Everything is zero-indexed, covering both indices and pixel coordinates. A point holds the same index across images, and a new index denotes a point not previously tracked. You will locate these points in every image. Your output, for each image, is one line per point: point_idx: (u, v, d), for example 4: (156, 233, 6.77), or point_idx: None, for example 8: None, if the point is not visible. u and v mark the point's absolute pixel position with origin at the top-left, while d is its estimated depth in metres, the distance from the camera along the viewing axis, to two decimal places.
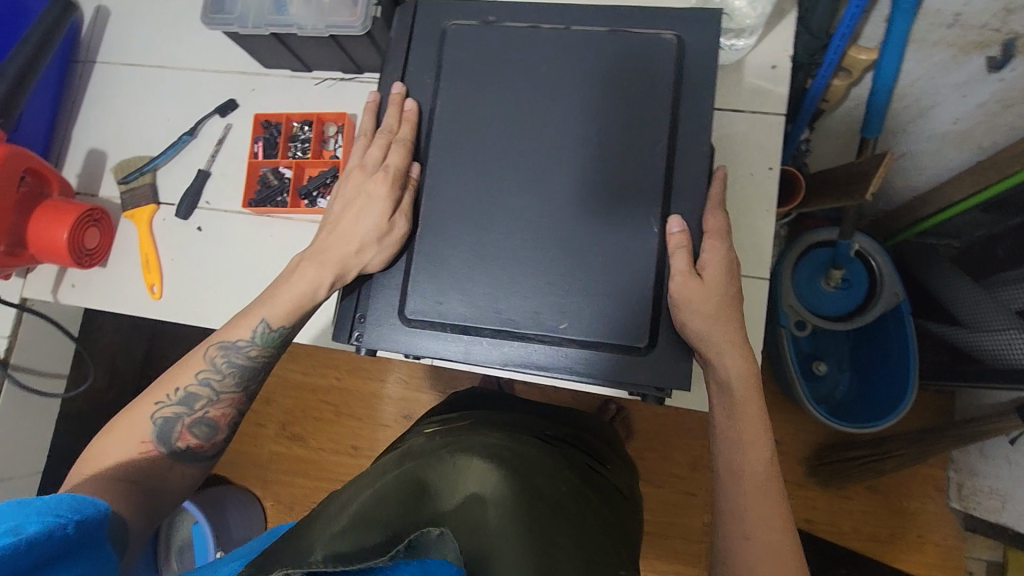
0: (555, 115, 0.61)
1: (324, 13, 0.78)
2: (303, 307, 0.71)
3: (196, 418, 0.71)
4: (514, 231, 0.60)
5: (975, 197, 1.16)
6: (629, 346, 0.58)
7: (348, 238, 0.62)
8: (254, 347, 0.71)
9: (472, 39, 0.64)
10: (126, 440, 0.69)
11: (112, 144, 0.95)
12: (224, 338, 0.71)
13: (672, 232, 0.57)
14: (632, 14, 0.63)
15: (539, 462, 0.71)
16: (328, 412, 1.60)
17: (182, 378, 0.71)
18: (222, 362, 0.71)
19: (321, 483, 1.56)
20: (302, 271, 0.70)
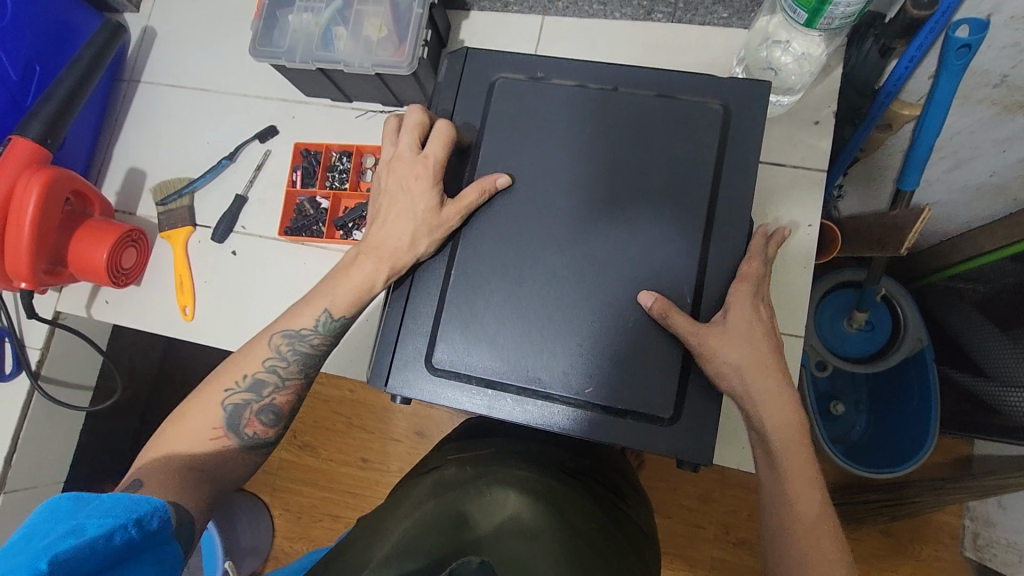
0: (598, 177, 0.62)
1: (371, 51, 0.79)
2: (362, 298, 0.66)
3: (263, 405, 0.68)
4: (546, 290, 0.60)
5: (1009, 248, 1.16)
6: (653, 418, 0.58)
7: (403, 235, 0.61)
8: (317, 336, 0.68)
9: (517, 94, 0.65)
10: (198, 427, 0.66)
11: (153, 163, 0.96)
12: (289, 326, 0.68)
13: (645, 306, 0.57)
14: (682, 76, 0.63)
15: (568, 497, 0.71)
16: (341, 425, 1.61)
17: (250, 364, 0.68)
18: (287, 349, 0.68)
19: (331, 495, 1.56)
20: (362, 265, 0.64)
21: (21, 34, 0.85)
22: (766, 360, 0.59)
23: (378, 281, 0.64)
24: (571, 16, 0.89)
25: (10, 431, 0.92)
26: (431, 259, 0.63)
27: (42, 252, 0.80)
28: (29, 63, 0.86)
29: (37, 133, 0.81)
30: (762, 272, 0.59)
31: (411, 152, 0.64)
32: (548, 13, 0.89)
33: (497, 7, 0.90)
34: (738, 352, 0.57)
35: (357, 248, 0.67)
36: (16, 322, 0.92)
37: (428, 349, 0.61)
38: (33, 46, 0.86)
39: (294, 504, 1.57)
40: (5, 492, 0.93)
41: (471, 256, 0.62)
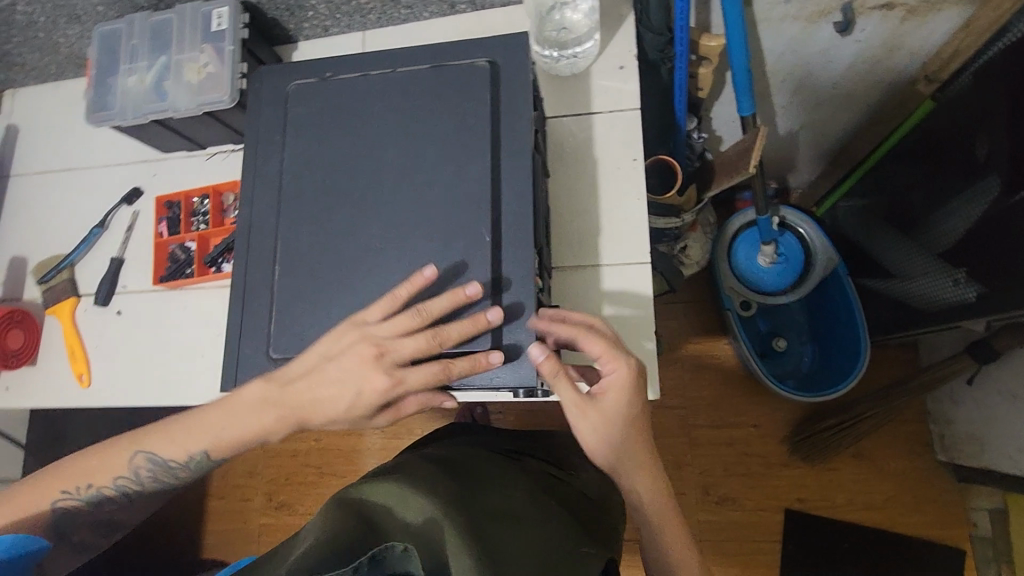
0: (392, 152, 0.67)
1: (196, 93, 0.84)
2: (242, 447, 0.68)
3: (98, 508, 0.74)
4: (364, 264, 0.65)
5: (896, 133, 1.20)
6: (478, 353, 0.62)
7: (321, 407, 0.63)
8: (181, 470, 0.71)
9: (312, 96, 0.70)
10: (19, 513, 0.70)
11: (32, 249, 1.00)
12: (153, 451, 0.70)
13: (540, 358, 0.59)
14: (450, 48, 0.68)
15: (501, 483, 0.69)
16: (312, 476, 1.59)
17: (97, 478, 0.71)
18: (144, 470, 0.71)
19: None
20: (260, 415, 0.64)
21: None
22: (634, 407, 0.65)
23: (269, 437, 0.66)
24: (388, 26, 0.94)
25: None
26: (259, 262, 0.68)
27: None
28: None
29: None
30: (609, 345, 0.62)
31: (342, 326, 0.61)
32: (366, 27, 0.95)
33: (319, 32, 0.95)
34: (598, 409, 0.64)
35: (264, 399, 0.64)
36: None
37: (269, 343, 0.66)
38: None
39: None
40: None
41: (293, 251, 0.67)
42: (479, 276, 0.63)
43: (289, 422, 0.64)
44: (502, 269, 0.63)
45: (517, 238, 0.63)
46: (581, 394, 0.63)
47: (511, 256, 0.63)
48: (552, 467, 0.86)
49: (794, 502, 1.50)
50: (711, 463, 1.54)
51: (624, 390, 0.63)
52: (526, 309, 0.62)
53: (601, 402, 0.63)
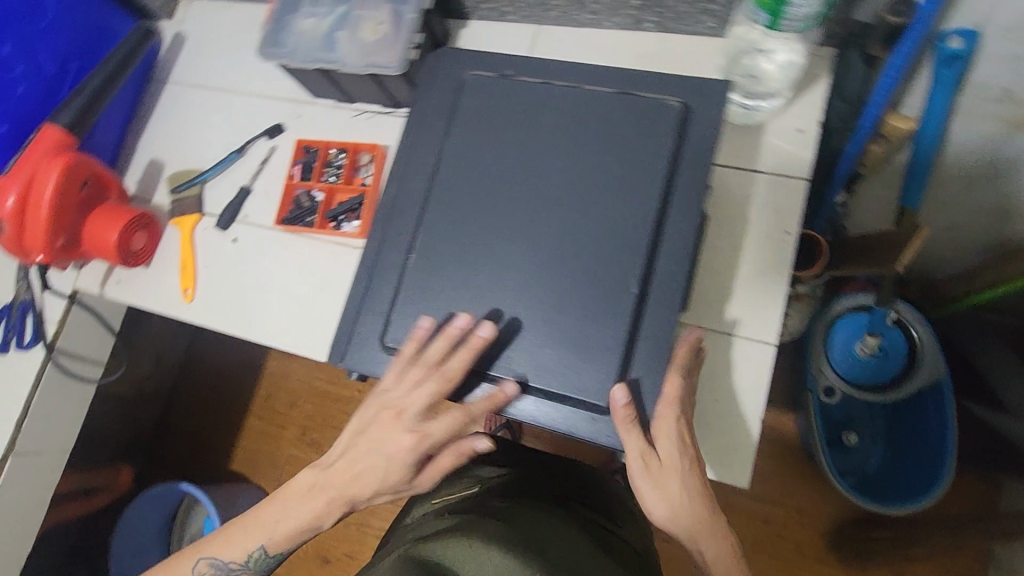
0: (557, 170, 0.63)
1: (365, 53, 0.84)
2: (299, 536, 0.67)
3: None
4: (497, 278, 0.62)
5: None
6: (592, 406, 0.58)
7: (366, 479, 0.63)
8: (245, 570, 0.69)
9: (489, 90, 0.67)
10: None
11: (171, 157, 1.04)
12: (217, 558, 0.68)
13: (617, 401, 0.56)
14: (643, 77, 0.64)
15: (554, 530, 0.75)
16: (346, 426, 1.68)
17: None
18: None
19: None
20: (312, 502, 0.65)
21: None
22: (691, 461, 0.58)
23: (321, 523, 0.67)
24: (564, 26, 0.92)
25: (21, 402, 0.99)
26: (395, 244, 0.66)
27: (61, 210, 0.84)
28: (12, 81, 0.86)
29: (65, 123, 0.89)
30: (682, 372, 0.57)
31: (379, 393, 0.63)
32: (542, 22, 0.92)
33: (494, 16, 0.93)
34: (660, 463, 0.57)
35: (312, 483, 0.65)
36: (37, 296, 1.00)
37: (384, 327, 0.64)
38: (25, 62, 0.87)
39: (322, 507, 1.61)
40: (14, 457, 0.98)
41: (431, 243, 0.65)
42: (618, 325, 0.59)
43: (340, 503, 0.64)
44: (642, 325, 0.59)
45: (666, 296, 0.59)
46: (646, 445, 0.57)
47: (654, 314, 0.59)
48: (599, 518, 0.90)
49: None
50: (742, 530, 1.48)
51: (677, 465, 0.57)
52: (657, 375, 0.58)
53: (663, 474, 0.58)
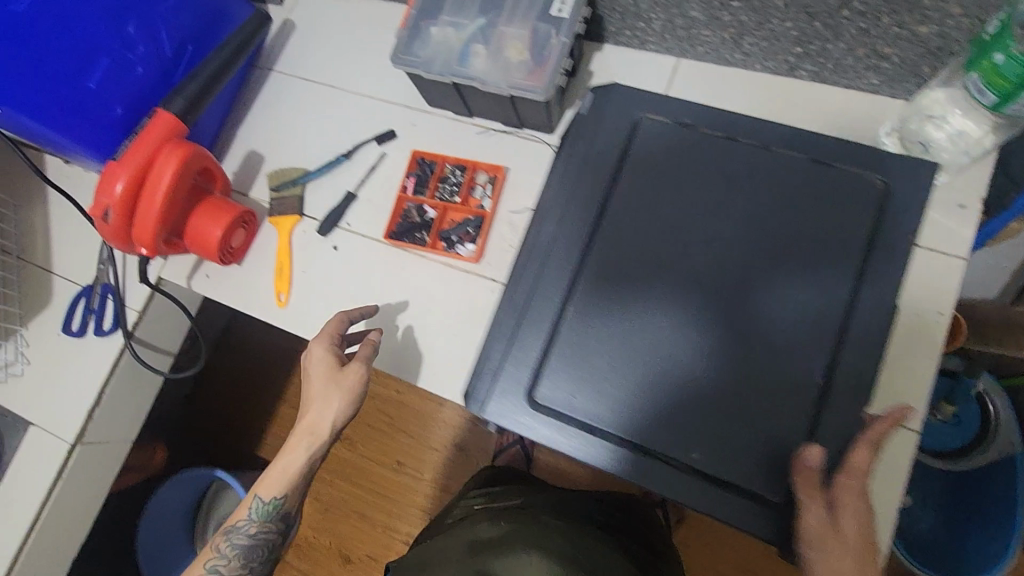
0: (737, 234, 0.59)
1: (509, 74, 0.80)
2: (290, 480, 0.80)
3: None
4: (661, 340, 0.58)
5: None
6: (763, 498, 0.53)
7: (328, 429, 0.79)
8: (253, 525, 0.81)
9: (664, 137, 0.63)
10: None
11: (271, 151, 0.99)
12: (230, 523, 0.81)
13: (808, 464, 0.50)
14: (840, 145, 0.60)
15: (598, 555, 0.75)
16: (383, 423, 1.58)
17: (197, 566, 0.80)
18: (228, 547, 0.80)
19: (364, 492, 1.54)
20: (296, 449, 0.79)
21: (123, 30, 0.80)
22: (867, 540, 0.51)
23: (299, 454, 0.80)
24: (709, 63, 0.87)
25: (95, 390, 0.95)
26: (548, 292, 0.62)
27: (168, 211, 0.80)
28: (131, 62, 0.81)
29: (178, 109, 0.84)
30: (874, 442, 0.51)
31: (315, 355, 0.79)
32: (686, 56, 0.88)
33: (634, 44, 0.89)
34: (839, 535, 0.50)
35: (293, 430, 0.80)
36: (120, 282, 0.98)
37: (532, 380, 0.60)
38: (147, 42, 0.82)
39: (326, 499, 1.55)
40: (82, 446, 0.95)
41: (592, 295, 0.61)
42: (801, 414, 0.54)
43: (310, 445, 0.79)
44: (826, 416, 0.53)
45: (858, 388, 0.53)
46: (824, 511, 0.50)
47: (841, 406, 0.53)
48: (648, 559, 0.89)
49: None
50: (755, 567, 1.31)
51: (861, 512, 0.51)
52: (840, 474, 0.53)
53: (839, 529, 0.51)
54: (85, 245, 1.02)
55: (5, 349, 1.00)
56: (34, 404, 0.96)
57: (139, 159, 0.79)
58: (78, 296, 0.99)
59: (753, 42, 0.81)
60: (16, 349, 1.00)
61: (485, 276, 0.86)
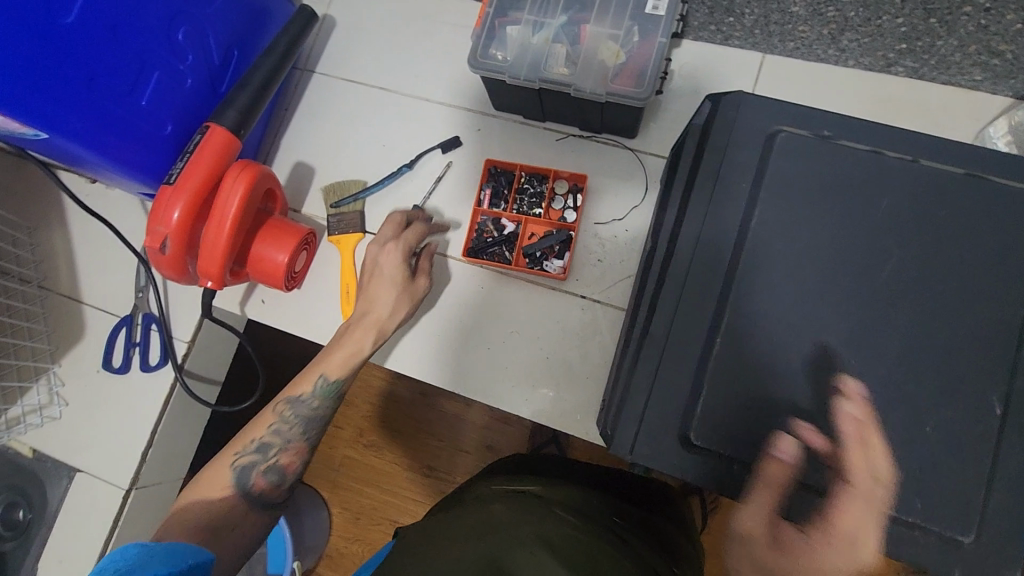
0: (891, 258, 0.56)
1: (606, 79, 0.75)
2: (353, 365, 0.76)
3: (268, 465, 0.71)
4: (825, 373, 0.55)
5: None
6: (949, 536, 0.52)
7: (393, 313, 0.77)
8: (317, 399, 0.74)
9: (806, 153, 0.59)
10: (208, 490, 0.69)
11: (322, 161, 0.92)
12: (291, 393, 0.74)
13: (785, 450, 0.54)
14: (995, 159, 0.57)
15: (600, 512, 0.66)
16: (409, 421, 1.17)
17: (257, 429, 0.73)
18: (291, 413, 0.74)
19: (394, 499, 1.15)
20: (359, 335, 0.76)
21: (174, 38, 0.72)
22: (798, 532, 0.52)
23: (366, 346, 0.76)
24: (796, 58, 0.83)
25: (148, 428, 0.89)
26: (691, 324, 0.58)
27: (232, 251, 0.75)
28: (181, 74, 0.74)
29: (231, 123, 0.76)
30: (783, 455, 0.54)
31: (379, 249, 0.79)
32: (771, 52, 0.83)
33: (717, 39, 0.84)
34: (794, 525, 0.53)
35: (351, 323, 0.77)
36: (164, 310, 0.90)
37: (682, 420, 0.57)
38: (196, 50, 0.75)
39: (357, 506, 1.16)
40: (136, 490, 0.89)
41: (741, 327, 0.57)
42: (976, 451, 0.53)
43: (376, 331, 0.76)
44: (1003, 453, 0.53)
45: None
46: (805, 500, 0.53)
47: (1018, 440, 0.53)
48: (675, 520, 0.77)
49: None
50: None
51: (872, 476, 0.52)
52: (1018, 511, 0.52)
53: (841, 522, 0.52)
54: (117, 271, 0.93)
55: (38, 391, 0.92)
56: (81, 448, 0.90)
57: (190, 199, 0.72)
58: (117, 327, 0.91)
59: (852, 38, 0.76)
60: (50, 390, 0.92)
61: (575, 293, 0.82)
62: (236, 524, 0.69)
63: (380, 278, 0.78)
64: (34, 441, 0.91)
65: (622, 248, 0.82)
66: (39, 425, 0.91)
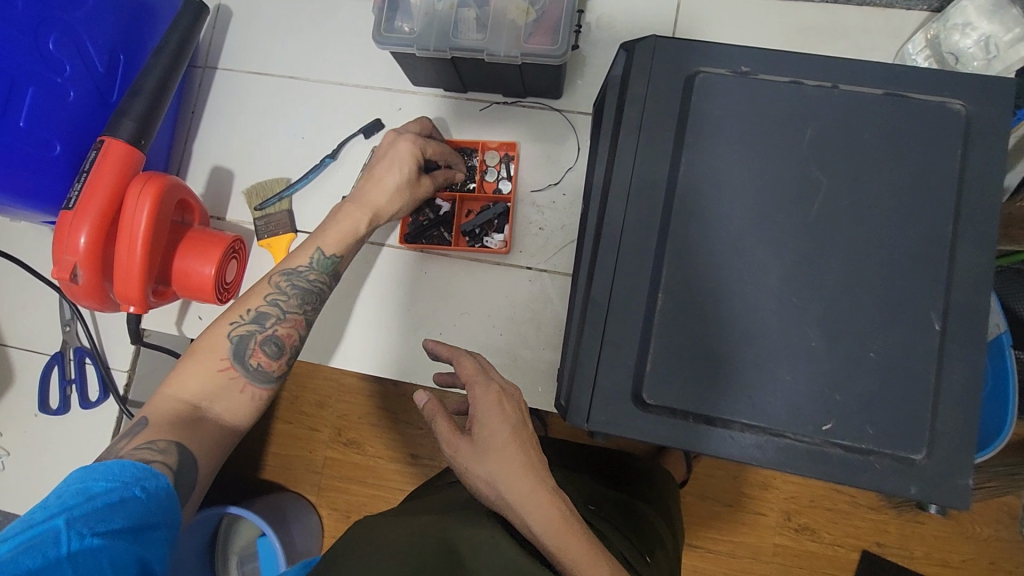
0: (821, 190, 0.56)
1: (519, 39, 0.71)
2: (352, 245, 0.71)
3: (267, 336, 0.63)
4: (767, 313, 0.55)
5: None
6: (903, 456, 0.53)
7: (390, 199, 0.73)
8: (313, 272, 0.68)
9: (725, 92, 0.58)
10: (203, 360, 0.60)
11: (240, 164, 0.87)
12: (286, 265, 0.68)
13: (422, 403, 0.57)
14: (913, 75, 0.56)
15: None
16: (381, 416, 1.15)
17: (250, 301, 0.65)
18: (286, 284, 0.67)
19: (380, 492, 1.13)
20: (352, 214, 0.71)
21: (45, 49, 0.67)
22: (496, 445, 0.53)
23: (360, 226, 0.71)
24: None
25: None
26: (632, 283, 0.56)
27: (151, 271, 0.70)
28: (61, 87, 0.69)
29: (129, 135, 0.71)
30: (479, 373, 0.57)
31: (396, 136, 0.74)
32: None
33: None
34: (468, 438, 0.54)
35: (347, 200, 0.73)
36: (96, 342, 0.86)
37: (635, 381, 0.56)
38: (74, 59, 0.70)
39: (345, 504, 1.14)
40: None
41: (680, 279, 0.56)
42: (920, 370, 0.53)
43: (369, 215, 0.72)
44: (945, 367, 0.53)
45: (969, 333, 0.53)
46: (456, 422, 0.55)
47: (959, 352, 0.53)
48: (635, 488, 0.79)
49: (872, 547, 0.99)
50: (785, 490, 1.02)
51: (500, 387, 0.56)
52: (965, 422, 0.53)
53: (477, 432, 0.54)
54: (37, 309, 0.87)
55: None
56: (36, 494, 0.87)
57: (97, 219, 0.67)
58: (49, 366, 0.85)
59: None
60: None
61: (521, 265, 0.80)
62: (234, 405, 0.60)
63: (387, 162, 0.72)
64: None
65: (563, 213, 0.80)
66: None
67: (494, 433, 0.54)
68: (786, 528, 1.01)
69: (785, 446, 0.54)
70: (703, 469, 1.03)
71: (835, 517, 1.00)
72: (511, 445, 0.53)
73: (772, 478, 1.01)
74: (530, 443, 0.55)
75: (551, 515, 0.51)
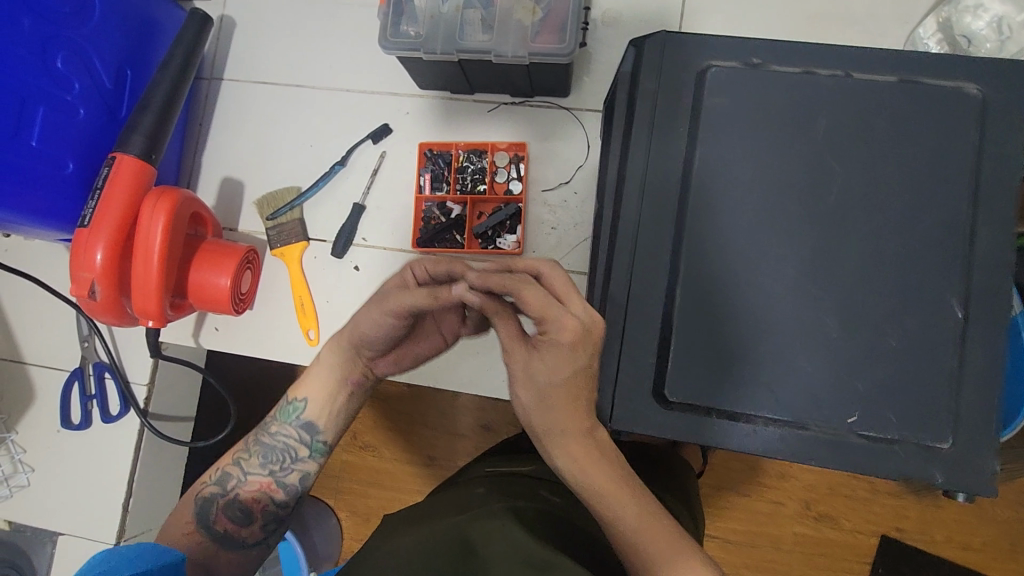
0: (837, 179, 0.55)
1: (525, 39, 0.71)
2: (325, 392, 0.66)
3: (229, 501, 0.64)
4: (787, 306, 0.54)
5: None
6: (927, 445, 0.53)
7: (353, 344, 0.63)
8: (277, 425, 0.66)
9: (736, 84, 0.57)
10: (177, 524, 0.64)
11: (250, 173, 0.87)
12: (261, 422, 0.67)
13: (467, 298, 0.52)
14: (927, 60, 0.56)
15: None
16: (397, 419, 1.15)
17: (222, 459, 0.67)
18: (254, 445, 0.66)
19: (399, 493, 1.14)
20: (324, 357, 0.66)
21: (52, 67, 0.68)
22: (554, 381, 0.52)
23: (328, 369, 0.66)
24: None
25: (123, 478, 0.87)
26: (648, 281, 0.56)
27: (168, 284, 0.71)
28: (70, 105, 0.69)
29: (139, 150, 0.71)
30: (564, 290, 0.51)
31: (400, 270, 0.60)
32: None
33: None
34: (526, 350, 0.52)
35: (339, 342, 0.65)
36: (115, 357, 0.86)
37: (654, 378, 0.55)
38: (82, 76, 0.70)
39: (364, 507, 1.14)
40: (125, 541, 0.88)
41: (697, 275, 0.56)
42: (943, 357, 0.53)
43: (336, 358, 0.65)
44: (968, 354, 0.53)
45: (992, 318, 0.53)
46: (513, 331, 0.53)
47: (982, 339, 0.53)
48: (659, 474, 0.78)
49: (892, 532, 0.99)
50: (804, 479, 1.02)
51: (575, 327, 0.50)
52: (989, 408, 0.52)
53: (535, 355, 0.52)
54: (54, 326, 0.88)
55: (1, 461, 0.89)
56: (62, 508, 0.88)
57: (111, 237, 0.67)
58: (69, 382, 0.86)
59: None
60: (12, 459, 0.89)
61: None
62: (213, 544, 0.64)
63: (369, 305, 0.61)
64: (11, 511, 0.89)
65: (574, 212, 0.80)
66: (9, 496, 0.89)
67: (556, 363, 0.51)
68: (807, 516, 1.00)
69: (810, 439, 0.53)
70: (721, 460, 1.03)
71: (855, 504, 1.00)
72: (563, 387, 0.52)
73: (789, 468, 1.01)
74: (589, 382, 0.53)
75: (580, 453, 0.54)
